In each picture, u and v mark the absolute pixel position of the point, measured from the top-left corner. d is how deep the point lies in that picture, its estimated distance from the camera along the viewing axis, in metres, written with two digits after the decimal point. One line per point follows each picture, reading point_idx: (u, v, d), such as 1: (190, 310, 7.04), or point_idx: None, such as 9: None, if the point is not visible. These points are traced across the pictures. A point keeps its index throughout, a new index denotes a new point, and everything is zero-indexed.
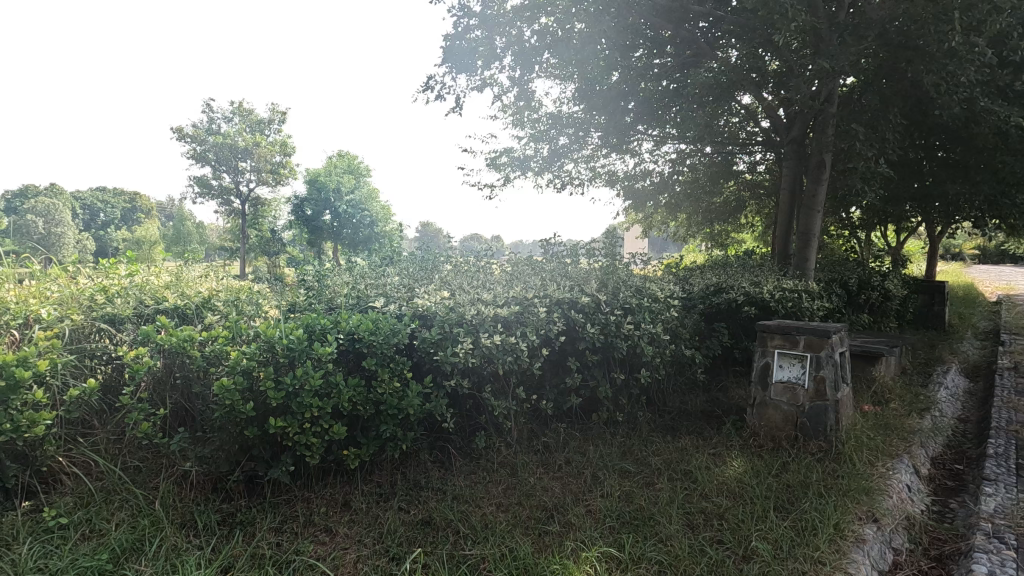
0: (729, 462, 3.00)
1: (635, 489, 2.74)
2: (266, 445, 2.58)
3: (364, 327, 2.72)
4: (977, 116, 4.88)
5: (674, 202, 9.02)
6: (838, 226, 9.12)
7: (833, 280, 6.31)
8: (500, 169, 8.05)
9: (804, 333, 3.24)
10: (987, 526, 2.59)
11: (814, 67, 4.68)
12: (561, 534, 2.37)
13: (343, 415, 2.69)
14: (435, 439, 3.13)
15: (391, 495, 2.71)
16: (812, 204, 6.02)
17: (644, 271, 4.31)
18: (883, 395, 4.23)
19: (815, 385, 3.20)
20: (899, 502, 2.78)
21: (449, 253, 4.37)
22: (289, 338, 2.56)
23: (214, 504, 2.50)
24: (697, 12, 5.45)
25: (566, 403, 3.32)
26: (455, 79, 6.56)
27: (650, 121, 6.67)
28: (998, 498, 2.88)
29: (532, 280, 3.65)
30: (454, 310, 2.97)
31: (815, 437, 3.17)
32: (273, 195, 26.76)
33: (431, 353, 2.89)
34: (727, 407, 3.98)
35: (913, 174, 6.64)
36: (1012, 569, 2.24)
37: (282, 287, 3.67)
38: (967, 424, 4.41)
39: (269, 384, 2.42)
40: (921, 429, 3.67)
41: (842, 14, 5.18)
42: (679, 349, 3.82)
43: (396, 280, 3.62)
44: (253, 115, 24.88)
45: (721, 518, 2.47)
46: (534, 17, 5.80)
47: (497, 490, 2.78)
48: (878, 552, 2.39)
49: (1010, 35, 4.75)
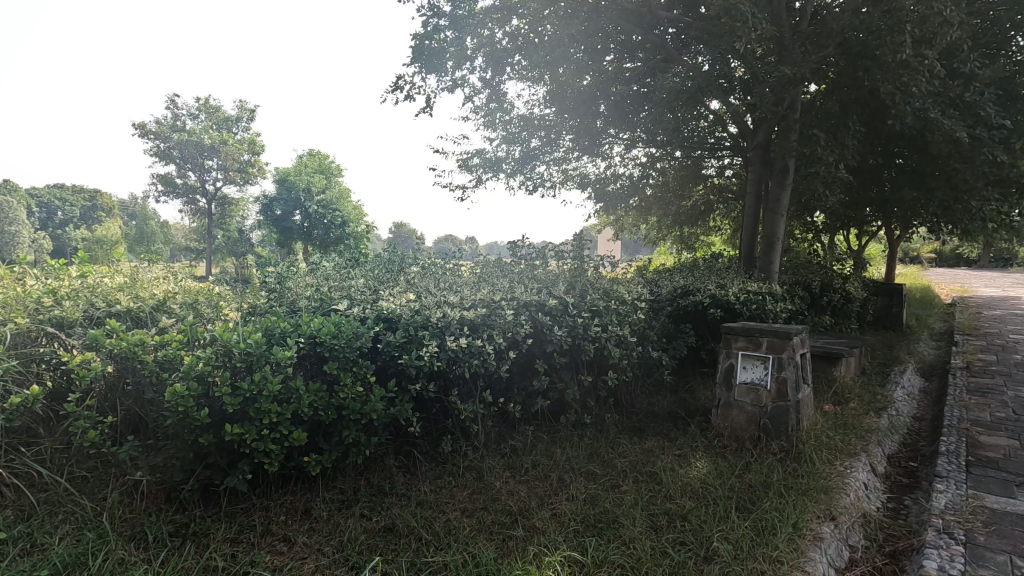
0: (694, 463, 3.03)
1: (600, 492, 2.74)
2: (222, 453, 2.49)
3: (325, 330, 2.65)
4: (931, 124, 5.05)
5: (644, 205, 9.12)
6: (803, 230, 9.36)
7: (796, 282, 6.46)
8: (472, 170, 8.01)
9: (766, 335, 3.29)
10: (938, 522, 2.67)
11: (776, 75, 4.80)
12: (524, 539, 2.35)
13: (305, 421, 2.63)
14: (400, 444, 3.08)
15: (354, 502, 2.67)
16: (776, 208, 6.15)
17: (613, 274, 4.33)
18: (843, 395, 4.34)
19: (777, 385, 3.25)
20: (856, 500, 2.85)
21: (418, 254, 4.33)
22: (247, 341, 2.48)
23: (166, 515, 2.42)
24: (665, 18, 5.50)
25: (534, 406, 3.30)
26: (425, 79, 6.39)
27: (621, 125, 6.73)
28: (949, 494, 2.98)
29: (500, 282, 3.62)
30: (419, 313, 2.94)
31: (778, 438, 3.22)
32: (242, 194, 26.17)
33: (396, 357, 2.85)
34: (694, 408, 4.03)
35: (873, 179, 6.85)
36: (960, 564, 2.31)
37: (244, 289, 3.59)
38: (922, 423, 4.56)
39: (226, 390, 2.34)
40: (878, 428, 3.78)
41: (805, 23, 5.30)
42: (646, 351, 3.84)
43: (361, 282, 3.57)
44: (221, 112, 24.28)
45: (684, 519, 2.49)
46: (505, 19, 5.82)
47: (462, 495, 2.76)
48: (835, 550, 2.44)
49: (960, 47, 4.93)
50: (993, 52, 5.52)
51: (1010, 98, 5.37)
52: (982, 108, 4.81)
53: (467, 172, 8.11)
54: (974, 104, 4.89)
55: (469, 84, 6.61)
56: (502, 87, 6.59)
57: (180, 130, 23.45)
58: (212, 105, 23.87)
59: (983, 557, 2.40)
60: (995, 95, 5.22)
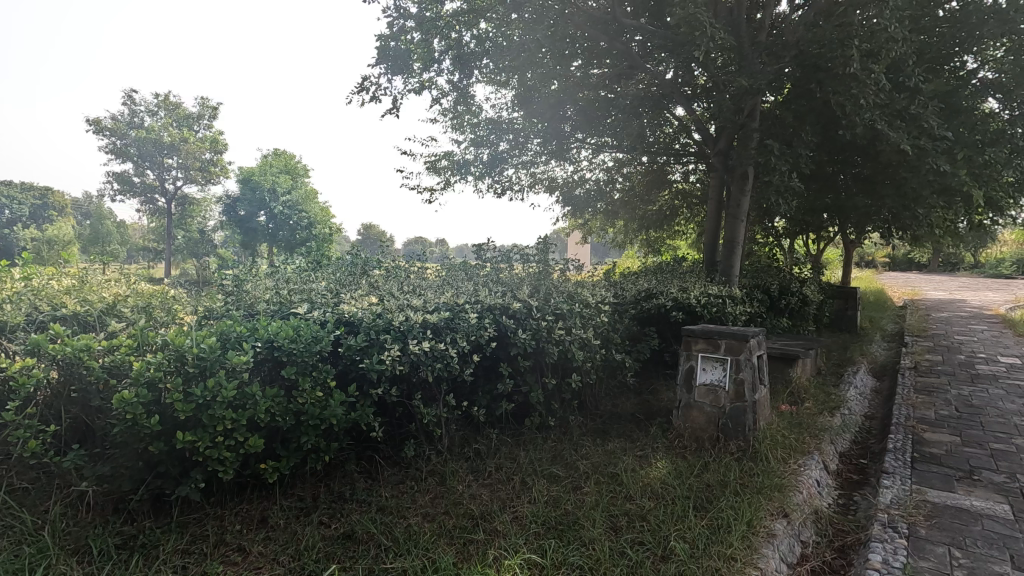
0: (654, 463, 3.08)
1: (562, 494, 2.76)
2: (174, 461, 2.42)
3: (283, 333, 2.58)
4: (881, 135, 5.26)
5: (611, 209, 9.22)
6: (764, 234, 9.62)
7: (756, 286, 6.63)
8: (440, 172, 7.98)
9: (725, 337, 3.37)
10: (883, 517, 2.78)
11: (734, 85, 4.93)
12: (484, 543, 2.35)
13: (262, 427, 2.57)
14: (363, 449, 3.06)
15: (313, 509, 2.63)
16: (736, 213, 6.31)
17: (578, 277, 4.37)
18: (799, 395, 4.48)
19: (735, 386, 3.34)
20: (808, 497, 2.94)
21: (382, 257, 4.27)
22: (200, 347, 2.40)
23: (114, 527, 2.34)
24: (630, 26, 5.57)
25: (498, 409, 3.30)
26: (391, 81, 6.29)
27: (589, 130, 6.78)
28: (895, 489, 3.11)
29: (464, 286, 3.60)
30: (381, 316, 2.90)
31: (735, 437, 3.30)
32: (204, 194, 25.46)
33: (357, 361, 2.81)
34: (656, 409, 4.10)
35: (829, 187, 7.09)
36: (902, 556, 2.42)
37: (200, 292, 3.47)
38: (872, 421, 4.74)
39: (176, 396, 2.26)
40: (831, 427, 3.91)
41: (763, 35, 5.47)
42: (610, 353, 3.88)
43: (322, 285, 3.51)
44: (181, 109, 23.54)
45: (643, 519, 2.53)
46: (472, 23, 5.92)
47: (425, 499, 2.74)
48: (787, 546, 2.51)
49: (906, 62, 5.14)
50: (937, 66, 5.78)
51: (952, 111, 5.63)
52: (926, 120, 5.03)
53: (435, 174, 8.07)
54: (918, 116, 5.11)
55: (436, 86, 6.58)
56: (469, 91, 6.60)
57: (138, 127, 22.64)
58: (172, 102, 23.12)
59: (924, 550, 2.51)
60: (940, 108, 5.46)
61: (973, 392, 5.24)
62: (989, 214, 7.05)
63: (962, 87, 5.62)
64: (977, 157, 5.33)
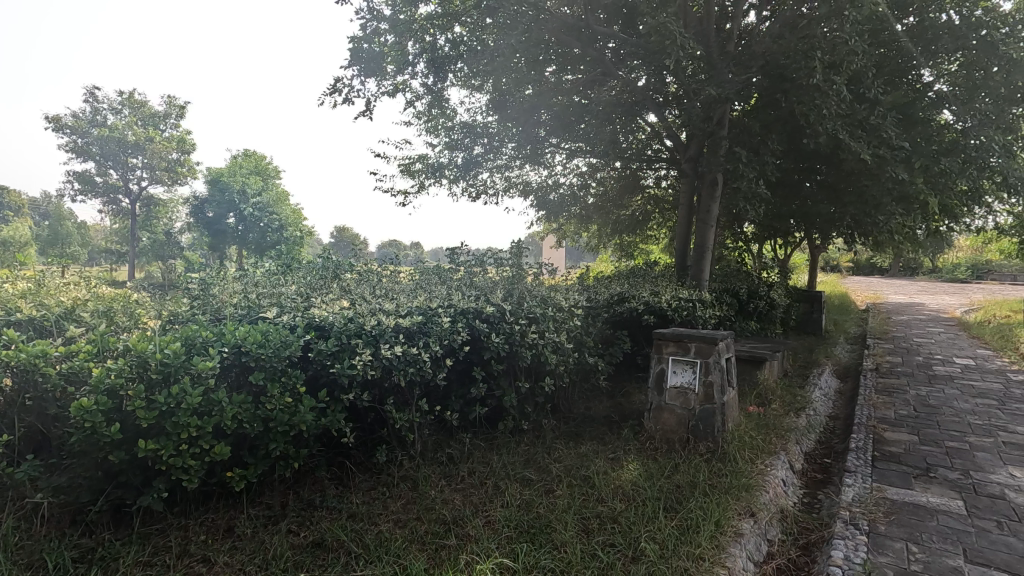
0: (626, 465, 3.12)
1: (534, 497, 2.76)
2: (135, 470, 2.35)
3: (251, 338, 2.53)
4: (844, 144, 5.44)
5: (585, 214, 9.32)
6: (733, 239, 9.84)
7: (725, 290, 6.77)
8: (414, 175, 7.94)
9: (694, 340, 3.43)
10: (846, 515, 2.86)
11: (704, 94, 5.04)
12: (457, 548, 2.34)
13: (228, 434, 2.52)
14: (333, 455, 3.02)
15: (282, 517, 2.58)
16: (706, 219, 6.45)
17: (551, 281, 4.39)
18: (766, 396, 4.59)
19: (704, 388, 3.40)
20: (775, 497, 3.01)
21: (354, 260, 4.23)
22: (164, 352, 2.34)
23: (70, 540, 2.26)
24: (602, 33, 5.64)
25: (471, 413, 3.30)
26: (364, 83, 6.23)
27: (562, 136, 6.84)
28: (856, 487, 3.21)
29: (437, 289, 3.59)
30: (353, 320, 2.87)
31: (705, 439, 3.36)
32: (170, 195, 24.79)
33: (328, 366, 2.77)
34: (628, 412, 4.15)
35: (795, 194, 7.29)
36: (863, 552, 2.50)
37: (165, 295, 3.38)
38: (836, 422, 4.88)
39: (138, 403, 2.20)
40: (796, 427, 4.01)
41: (732, 45, 5.60)
42: (582, 357, 3.92)
43: (293, 289, 3.45)
44: (146, 107, 22.90)
45: (614, 520, 2.55)
46: (447, 26, 5.94)
47: (396, 505, 2.72)
48: (754, 544, 2.57)
49: (867, 74, 5.33)
50: (896, 78, 6.01)
51: (909, 122, 5.87)
52: (885, 130, 5.22)
53: (409, 177, 8.03)
54: (878, 127, 5.29)
55: (410, 89, 6.56)
56: (443, 94, 6.59)
57: (101, 125, 21.95)
58: (137, 100, 22.46)
59: (883, 545, 2.60)
60: (897, 119, 5.68)
61: (930, 392, 5.45)
62: (944, 221, 7.35)
63: (919, 99, 5.85)
64: (933, 167, 5.55)
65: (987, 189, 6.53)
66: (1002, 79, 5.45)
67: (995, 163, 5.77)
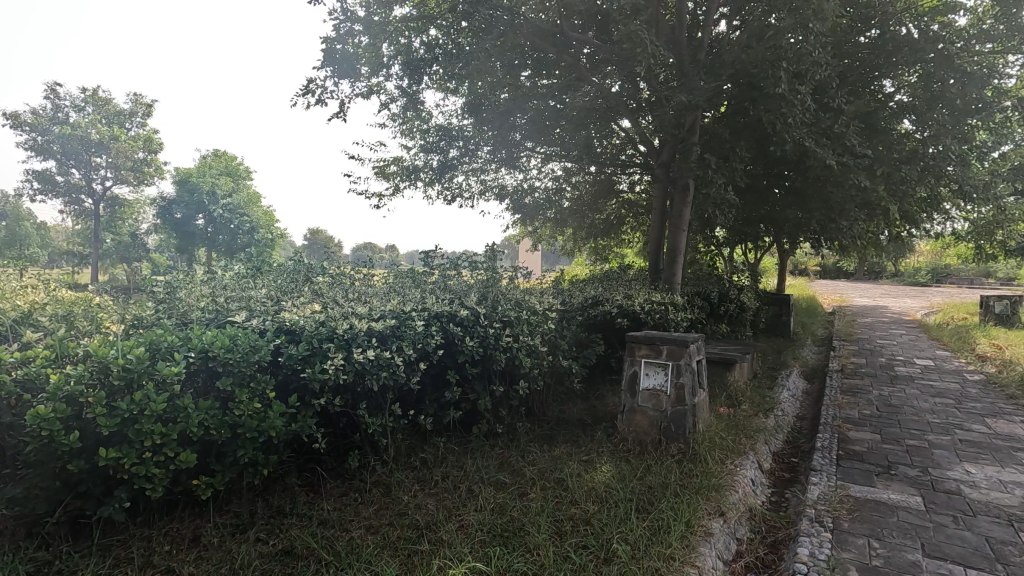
0: (599, 467, 3.14)
1: (508, 501, 2.76)
2: (96, 480, 2.28)
3: (218, 343, 2.47)
4: (810, 151, 5.59)
5: (560, 218, 9.38)
6: (705, 243, 10.02)
7: (697, 293, 6.89)
8: (389, 177, 7.88)
9: (666, 343, 3.48)
10: (811, 512, 2.94)
11: (675, 100, 5.14)
12: (429, 552, 2.32)
13: (194, 441, 2.45)
14: (304, 461, 2.97)
15: (250, 525, 2.53)
16: (678, 223, 6.55)
17: (526, 284, 4.41)
18: (736, 398, 4.68)
19: (676, 390, 3.45)
20: (743, 496, 3.07)
21: (327, 263, 4.17)
22: (127, 357, 2.27)
23: (25, 553, 2.18)
24: (576, 39, 5.69)
25: (445, 417, 3.29)
26: (338, 85, 6.15)
27: (538, 139, 6.88)
28: (822, 486, 3.29)
29: (411, 293, 3.56)
30: (325, 324, 2.83)
31: (676, 440, 3.41)
32: (136, 195, 24.09)
33: (299, 371, 2.72)
34: (602, 414, 4.19)
35: (764, 199, 7.46)
36: (827, 549, 2.56)
37: (128, 299, 3.28)
38: (803, 422, 5.01)
39: (99, 410, 2.13)
40: (765, 428, 4.11)
41: (703, 52, 5.71)
42: (556, 360, 3.94)
43: (262, 292, 3.38)
44: (111, 105, 22.20)
45: (587, 522, 2.57)
46: (423, 28, 5.94)
47: (368, 511, 2.69)
48: (723, 543, 2.62)
49: (831, 84, 5.50)
50: (859, 88, 6.21)
51: (872, 131, 6.07)
52: (848, 139, 5.39)
53: (384, 179, 7.96)
54: (842, 135, 5.46)
55: (385, 91, 6.50)
56: (419, 97, 6.56)
57: (62, 122, 21.19)
58: (101, 98, 21.77)
59: (846, 542, 2.67)
60: (860, 127, 5.86)
61: (892, 392, 5.64)
62: (906, 227, 7.61)
63: (881, 109, 6.05)
64: (894, 174, 5.75)
65: (944, 196, 6.79)
66: (957, 90, 5.69)
67: (951, 172, 6.01)
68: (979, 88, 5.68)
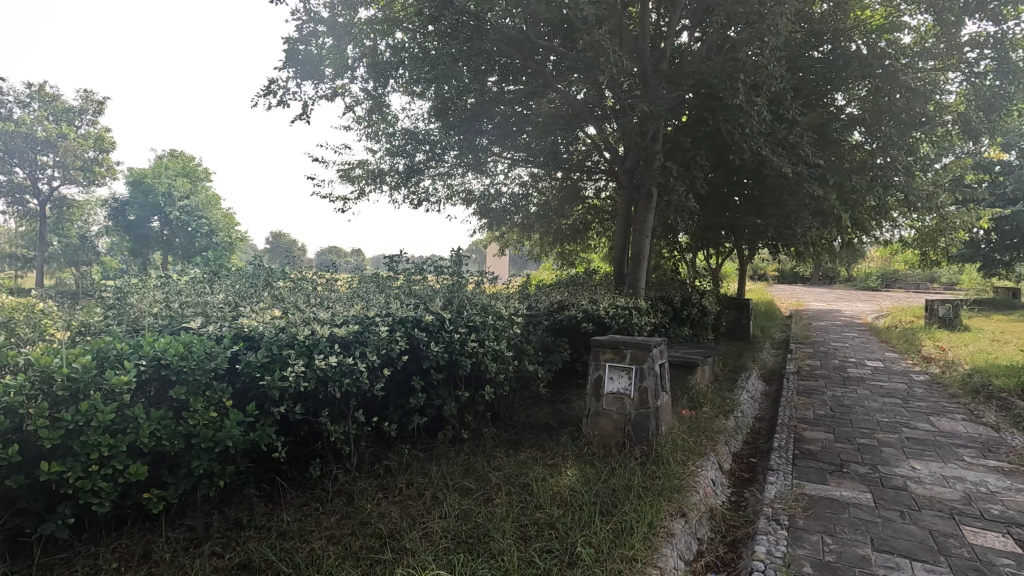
0: (564, 471, 3.16)
1: (473, 507, 2.75)
2: (37, 495, 2.17)
3: (172, 350, 2.39)
4: (767, 160, 5.78)
5: (527, 223, 9.43)
6: (668, 249, 10.23)
7: (660, 297, 7.02)
8: (354, 181, 7.78)
9: (629, 347, 3.53)
10: (768, 511, 3.03)
11: (638, 109, 5.24)
12: (392, 561, 2.29)
13: (145, 453, 2.36)
14: (263, 471, 2.89)
15: (205, 539, 2.45)
16: (642, 229, 6.66)
17: (492, 289, 4.40)
18: (698, 400, 4.79)
19: (639, 393, 3.51)
20: (704, 497, 3.14)
21: (288, 268, 4.07)
22: (72, 366, 2.17)
23: None
24: (542, 47, 5.73)
25: (409, 424, 3.26)
26: (300, 86, 6.03)
27: (505, 145, 6.89)
28: (779, 484, 3.40)
29: (375, 298, 3.51)
30: (285, 330, 2.77)
31: (640, 443, 3.46)
32: (85, 195, 23.06)
33: (257, 378, 2.65)
34: (567, 418, 4.22)
35: (724, 206, 7.67)
36: (783, 546, 2.65)
37: (75, 304, 3.12)
38: (762, 423, 5.16)
39: (40, 422, 2.02)
40: (725, 429, 4.21)
41: (665, 63, 5.84)
42: (522, 365, 3.95)
43: (220, 298, 3.28)
44: (59, 101, 21.18)
45: (552, 527, 2.58)
46: (389, 31, 5.91)
47: (330, 521, 2.63)
48: (685, 544, 2.67)
49: (786, 96, 5.70)
50: (813, 101, 6.45)
51: (825, 141, 6.32)
52: (802, 149, 5.61)
53: (349, 183, 7.85)
54: (796, 145, 5.68)
55: (350, 93, 6.41)
56: (384, 100, 6.49)
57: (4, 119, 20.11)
58: (48, 94, 20.76)
59: (801, 538, 2.76)
60: (814, 138, 6.10)
61: (844, 392, 5.86)
62: (857, 234, 7.93)
63: (833, 121, 6.32)
64: (846, 183, 6.01)
65: (891, 205, 7.13)
66: (903, 105, 5.98)
67: (898, 182, 6.31)
68: (923, 104, 5.98)
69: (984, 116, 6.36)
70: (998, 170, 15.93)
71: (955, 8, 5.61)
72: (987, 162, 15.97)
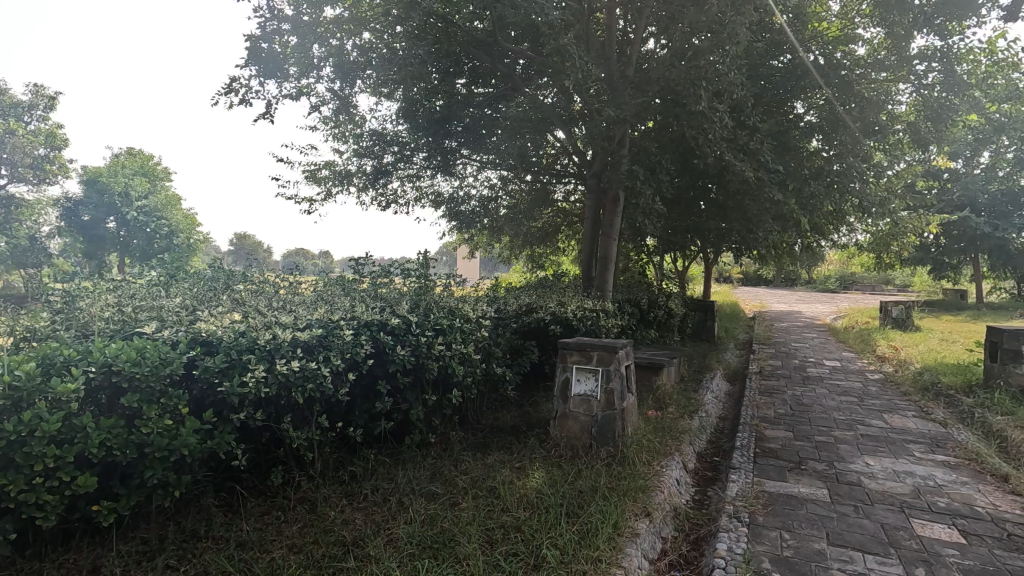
0: (531, 473, 3.16)
1: (439, 511, 2.73)
2: None
3: (124, 356, 2.29)
4: (729, 166, 5.94)
5: (496, 226, 9.43)
6: (636, 252, 10.38)
7: (627, 300, 7.10)
8: (320, 182, 7.64)
9: (596, 349, 3.55)
10: (730, 509, 3.09)
11: (605, 113, 5.30)
12: (355, 569, 2.25)
13: (95, 463, 2.26)
14: (223, 480, 2.81)
15: (159, 551, 2.37)
16: (609, 232, 6.72)
17: (459, 292, 4.38)
18: (663, 401, 4.86)
19: (605, 395, 3.53)
20: (668, 496, 3.19)
21: (249, 271, 3.97)
22: (15, 374, 2.06)
23: None
24: (510, 51, 5.75)
25: (375, 428, 3.21)
26: (263, 85, 5.90)
27: (473, 147, 6.88)
28: (740, 483, 3.47)
29: (340, 302, 3.46)
30: (245, 335, 2.69)
31: (605, 444, 3.49)
32: (36, 195, 22.12)
33: (216, 384, 2.57)
34: (535, 421, 4.23)
35: (689, 210, 7.83)
36: (743, 543, 2.71)
37: (19, 308, 2.96)
38: (725, 422, 5.26)
39: None
40: (690, 429, 4.29)
41: (631, 69, 5.93)
42: (490, 367, 3.94)
43: (176, 302, 3.17)
44: (8, 96, 20.24)
45: (518, 530, 2.58)
46: (356, 31, 5.89)
47: (291, 530, 2.58)
48: (648, 543, 2.70)
49: (747, 104, 5.87)
50: (773, 109, 6.65)
51: (785, 148, 6.51)
52: (762, 155, 5.79)
53: (315, 184, 7.72)
54: (757, 151, 5.85)
55: (316, 93, 6.30)
56: (351, 100, 6.40)
57: None
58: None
59: (761, 535, 2.83)
60: (773, 145, 6.30)
61: (804, 392, 6.04)
62: (816, 237, 8.20)
63: (792, 129, 6.54)
64: (804, 188, 6.21)
65: (847, 211, 7.40)
66: (857, 114, 6.23)
67: (854, 188, 6.55)
68: (875, 113, 6.24)
69: (932, 127, 6.67)
70: (946, 177, 16.70)
71: (906, 22, 5.78)
72: (936, 171, 16.75)
